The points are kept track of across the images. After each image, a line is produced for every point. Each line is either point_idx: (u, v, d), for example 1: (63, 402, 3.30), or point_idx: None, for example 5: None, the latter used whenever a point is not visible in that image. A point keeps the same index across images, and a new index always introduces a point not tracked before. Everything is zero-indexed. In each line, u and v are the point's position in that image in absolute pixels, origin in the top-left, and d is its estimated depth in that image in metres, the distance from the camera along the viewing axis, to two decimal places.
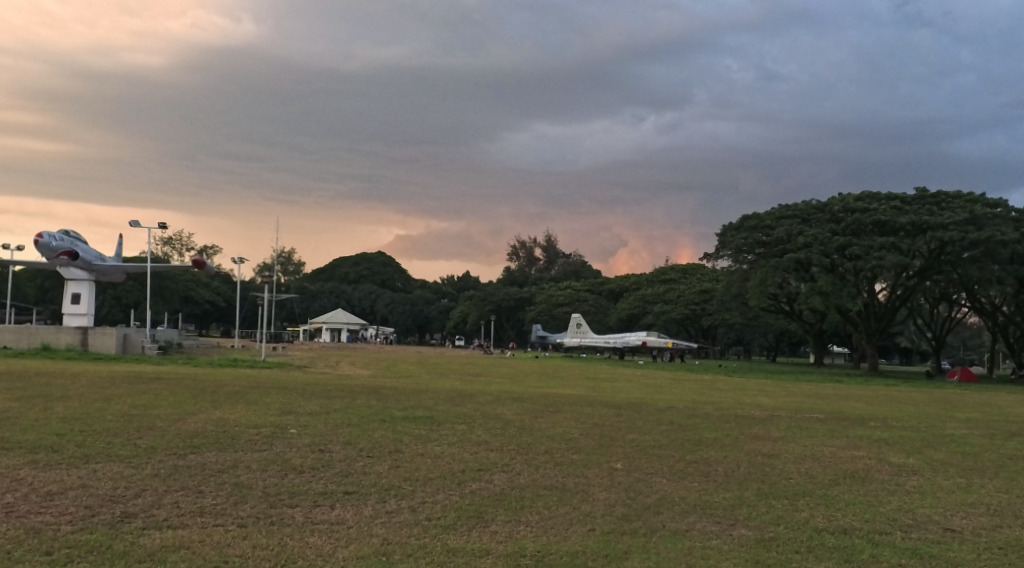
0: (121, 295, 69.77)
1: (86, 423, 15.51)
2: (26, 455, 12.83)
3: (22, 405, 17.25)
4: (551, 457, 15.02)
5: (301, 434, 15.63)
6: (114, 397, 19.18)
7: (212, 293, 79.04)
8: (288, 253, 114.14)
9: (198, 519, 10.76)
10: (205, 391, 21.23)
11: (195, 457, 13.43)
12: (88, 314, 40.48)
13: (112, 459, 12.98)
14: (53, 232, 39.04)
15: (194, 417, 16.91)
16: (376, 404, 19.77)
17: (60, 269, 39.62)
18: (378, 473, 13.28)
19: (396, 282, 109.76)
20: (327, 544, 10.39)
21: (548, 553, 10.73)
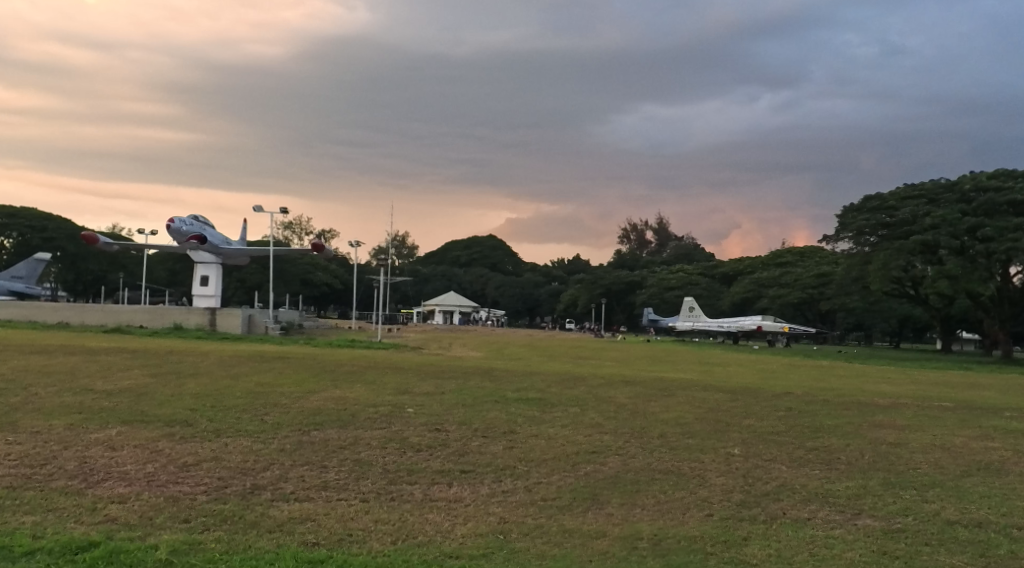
0: (244, 276, 73.16)
1: (216, 399, 16.21)
2: (163, 428, 13.48)
3: (158, 381, 18.16)
4: (666, 441, 14.89)
5: (417, 413, 15.94)
6: (240, 375, 19.98)
7: (330, 276, 81.09)
8: (401, 237, 116.28)
9: (323, 493, 11.11)
10: (326, 370, 21.83)
11: (317, 434, 13.85)
12: (215, 296, 42.14)
13: (241, 434, 13.49)
14: (183, 217, 40.94)
15: (315, 395, 17.43)
16: (490, 386, 19.97)
17: (190, 252, 41.36)
18: (493, 454, 13.42)
19: (507, 265, 110.51)
20: (446, 521, 10.56)
21: (665, 537, 10.66)
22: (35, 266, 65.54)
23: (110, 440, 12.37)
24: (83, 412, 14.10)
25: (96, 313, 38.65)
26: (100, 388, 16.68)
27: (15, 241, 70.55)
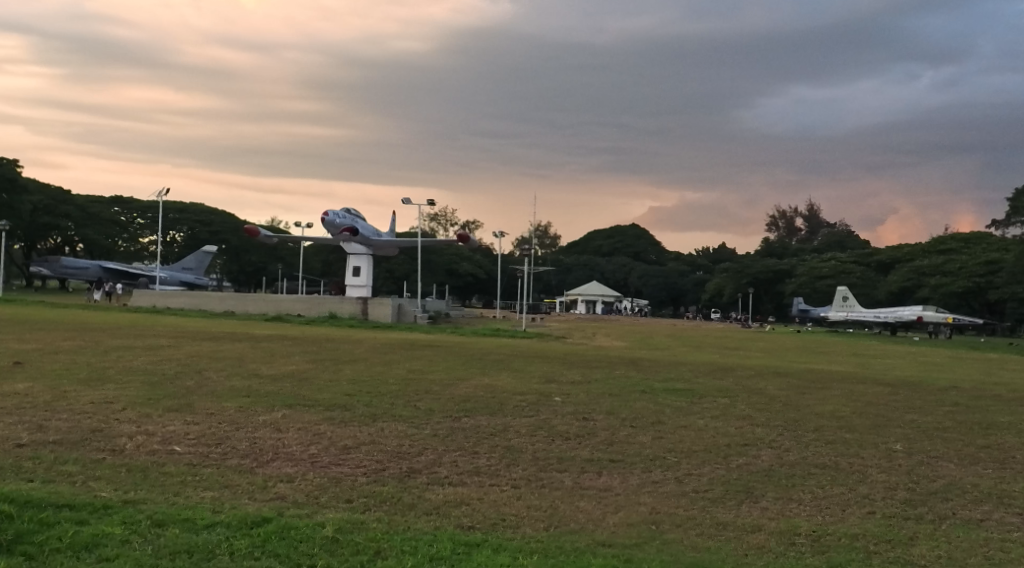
0: (393, 267, 75.34)
1: (372, 385, 16.75)
2: (324, 412, 14.03)
3: (317, 367, 18.91)
4: (822, 435, 14.41)
5: (565, 402, 15.99)
6: (392, 361, 20.59)
7: (475, 266, 82.26)
8: (544, 226, 116.84)
9: (475, 478, 11.25)
10: (473, 358, 22.20)
11: (469, 421, 14.08)
12: (367, 286, 43.43)
13: (396, 419, 13.86)
14: (336, 210, 42.48)
15: (465, 382, 17.75)
16: (637, 376, 19.85)
17: (343, 244, 42.81)
18: (642, 444, 13.32)
19: (651, 254, 109.37)
20: (597, 510, 10.52)
21: (825, 534, 10.31)
22: (202, 257, 69.08)
23: (276, 422, 12.94)
24: (251, 395, 14.81)
25: (258, 302, 40.46)
26: (265, 373, 17.51)
27: (184, 234, 76.01)
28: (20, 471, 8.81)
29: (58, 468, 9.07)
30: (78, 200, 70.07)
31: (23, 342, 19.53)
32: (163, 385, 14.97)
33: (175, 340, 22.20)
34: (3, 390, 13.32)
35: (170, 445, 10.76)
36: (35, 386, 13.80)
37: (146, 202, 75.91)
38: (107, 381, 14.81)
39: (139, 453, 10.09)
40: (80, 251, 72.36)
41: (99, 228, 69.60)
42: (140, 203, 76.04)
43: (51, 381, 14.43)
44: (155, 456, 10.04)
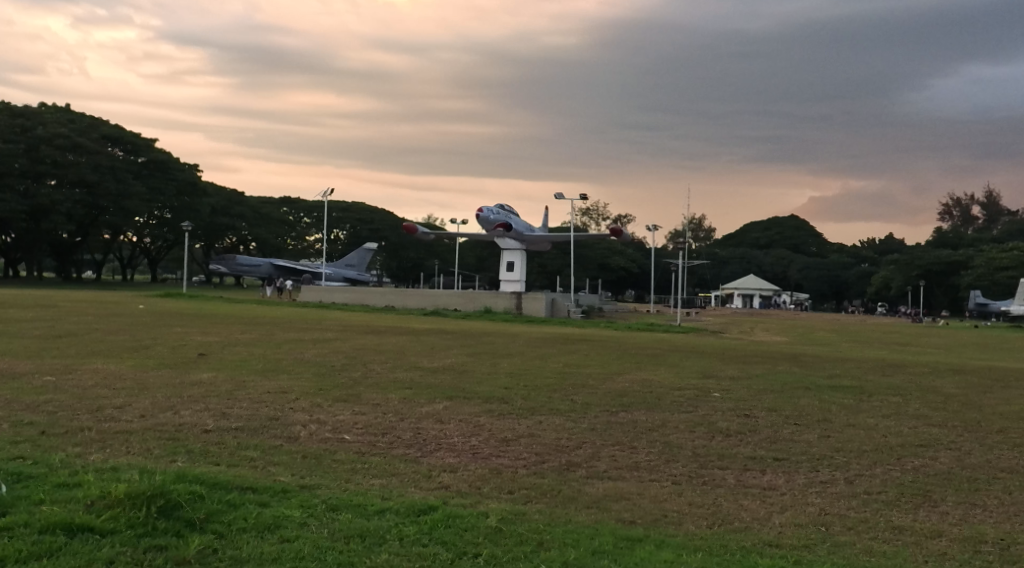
0: (547, 262, 75.86)
1: (529, 379, 16.92)
2: (484, 404, 14.25)
3: (474, 360, 19.26)
4: (1006, 438, 13.55)
5: (725, 398, 15.67)
6: (549, 356, 20.72)
7: (628, 261, 81.71)
8: (699, 219, 114.86)
9: (635, 472, 11.14)
10: (628, 352, 22.08)
11: (626, 415, 14.00)
12: (521, 280, 43.77)
13: (554, 412, 13.93)
14: (490, 206, 43.12)
15: (620, 377, 17.71)
16: (799, 372, 19.24)
17: (497, 240, 43.35)
18: (808, 442, 12.89)
19: (812, 246, 105.72)
20: (762, 509, 10.25)
21: (1014, 543, 9.70)
22: (364, 254, 71.57)
23: (438, 414, 13.24)
24: (413, 387, 15.23)
25: (417, 298, 41.52)
26: (425, 365, 17.98)
27: (346, 232, 78.96)
28: (207, 455, 9.35)
29: (240, 453, 9.59)
30: (251, 201, 73.95)
31: (206, 335, 20.82)
32: (333, 376, 15.63)
33: (342, 333, 23.09)
34: (189, 378, 14.26)
35: (339, 433, 11.21)
36: (217, 375, 14.70)
37: (311, 202, 79.48)
38: (281, 372, 15.59)
39: (311, 441, 10.54)
40: (252, 249, 76.39)
41: (269, 228, 73.24)
42: (306, 204, 79.68)
43: (232, 371, 15.35)
44: (326, 444, 10.48)
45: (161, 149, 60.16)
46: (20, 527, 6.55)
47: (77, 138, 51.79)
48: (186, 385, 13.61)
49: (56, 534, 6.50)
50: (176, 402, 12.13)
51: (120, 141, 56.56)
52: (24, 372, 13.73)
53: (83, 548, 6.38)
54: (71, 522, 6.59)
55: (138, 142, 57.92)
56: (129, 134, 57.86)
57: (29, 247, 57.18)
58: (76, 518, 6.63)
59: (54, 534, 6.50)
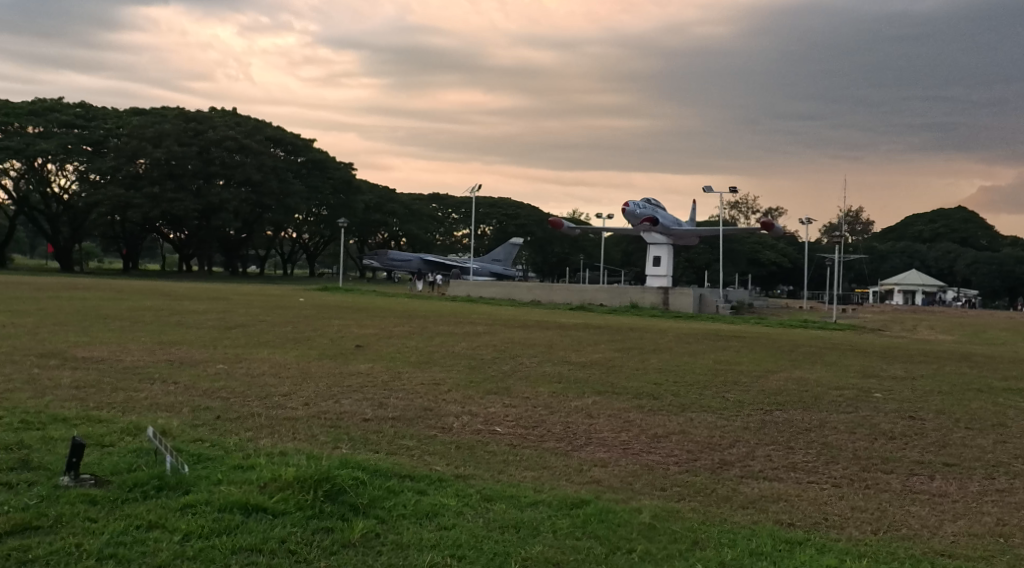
0: (694, 257, 74.65)
1: (679, 375, 16.71)
2: (633, 400, 14.17)
3: (624, 355, 19.15)
4: None
5: (887, 399, 15.02)
6: (699, 352, 20.39)
7: (780, 255, 79.41)
8: (856, 212, 110.41)
9: (792, 474, 10.82)
10: (783, 350, 21.46)
11: (782, 414, 13.64)
12: (667, 275, 43.23)
13: (706, 409, 13.71)
14: (636, 200, 42.85)
15: (775, 374, 17.28)
16: (969, 373, 18.23)
17: (643, 234, 42.98)
18: (981, 448, 12.21)
19: (982, 239, 99.73)
20: (932, 517, 9.78)
21: None
22: (510, 249, 72.24)
23: (588, 408, 13.25)
24: (563, 381, 15.28)
25: (564, 292, 41.67)
26: (574, 359, 18.01)
27: (493, 228, 79.95)
28: (366, 442, 9.68)
29: (398, 442, 9.88)
30: (402, 198, 75.98)
31: (362, 327, 21.57)
32: (483, 369, 15.90)
33: (491, 327, 23.43)
34: (347, 368, 14.81)
35: (491, 425, 11.36)
36: (374, 366, 15.23)
37: (460, 198, 80.79)
38: (435, 364, 15.96)
39: (465, 432, 10.73)
40: (404, 245, 78.49)
41: (420, 224, 75.05)
42: (455, 200, 81.11)
43: (388, 362, 15.85)
44: (479, 435, 10.65)
45: (318, 148, 62.59)
46: (202, 504, 6.90)
47: (243, 140, 54.50)
48: (346, 375, 14.13)
49: (233, 513, 6.81)
50: (337, 390, 12.61)
51: (282, 142, 59.22)
52: (198, 360, 14.59)
53: (259, 527, 6.64)
54: (247, 503, 6.91)
55: (298, 142, 60.45)
56: (290, 135, 60.46)
57: (200, 243, 60.64)
58: (252, 499, 6.95)
59: (232, 513, 6.81)
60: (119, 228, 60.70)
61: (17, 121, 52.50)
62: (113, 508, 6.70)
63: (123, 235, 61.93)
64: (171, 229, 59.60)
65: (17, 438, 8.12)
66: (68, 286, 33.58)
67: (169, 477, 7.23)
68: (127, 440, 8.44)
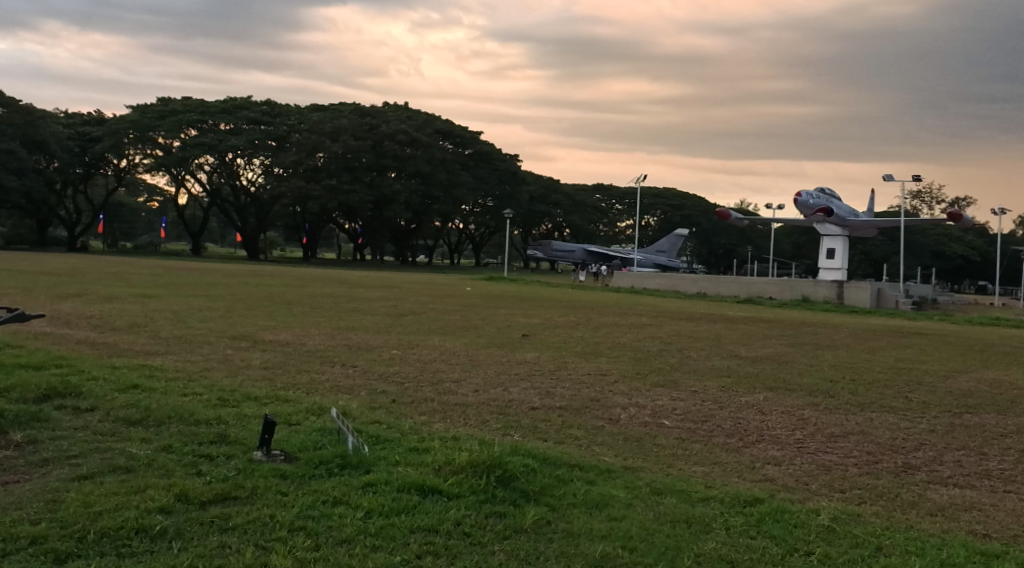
0: (872, 249, 71.39)
1: (857, 372, 16.03)
2: (808, 397, 13.69)
3: (797, 351, 18.56)
4: None
5: None
6: (879, 349, 19.49)
7: (967, 248, 74.76)
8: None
9: (985, 481, 10.18)
10: (972, 348, 20.23)
11: (973, 418, 12.85)
12: (842, 268, 41.27)
13: (887, 410, 13.09)
14: (810, 190, 41.40)
15: (963, 375, 16.30)
16: None
17: (817, 225, 41.51)
18: None
19: None
20: None
21: None
22: (676, 240, 71.13)
23: (760, 404, 12.91)
24: (732, 375, 14.96)
25: (732, 285, 40.71)
26: (743, 354, 17.57)
27: (658, 218, 79.06)
28: (535, 430, 9.78)
29: (565, 431, 9.94)
30: (567, 189, 76.29)
31: (530, 316, 21.83)
32: (650, 361, 15.77)
33: (657, 319, 23.26)
34: (515, 357, 15.01)
35: (659, 418, 11.25)
36: (541, 355, 15.39)
37: (625, 189, 79.92)
38: (602, 355, 15.96)
39: (632, 423, 10.68)
40: (569, 235, 78.89)
41: (584, 215, 75.25)
42: (619, 191, 80.56)
43: (554, 352, 15.99)
44: (646, 428, 10.57)
45: (486, 141, 63.66)
46: (381, 483, 7.15)
47: (414, 133, 56.01)
48: (513, 363, 14.34)
49: (411, 494, 7.02)
50: (505, 378, 12.81)
51: (451, 135, 60.62)
52: (374, 345, 15.14)
53: (434, 509, 6.81)
54: (424, 484, 7.11)
55: (466, 135, 61.72)
56: (458, 128, 61.84)
57: (373, 233, 62.95)
58: (427, 481, 7.15)
59: (409, 494, 7.02)
60: (300, 219, 63.73)
61: (211, 118, 56.17)
62: (302, 483, 7.03)
63: (303, 225, 64.95)
64: (347, 219, 62.06)
65: (215, 414, 8.67)
66: (253, 273, 35.58)
67: (351, 457, 7.55)
68: (312, 419, 8.87)
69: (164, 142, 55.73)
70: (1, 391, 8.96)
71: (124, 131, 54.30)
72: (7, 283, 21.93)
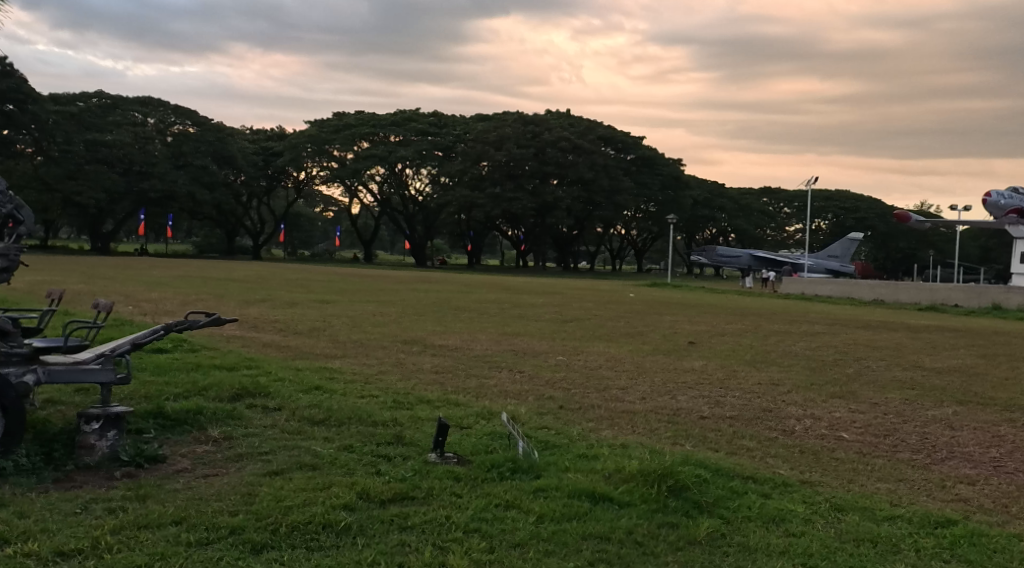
0: None
1: None
2: (1003, 412, 12.81)
3: (987, 362, 17.42)
4: None
5: None
6: None
7: None
8: None
9: None
10: None
11: None
12: None
13: None
14: (1002, 191, 38.93)
15: None
16: None
17: (1009, 228, 38.92)
18: None
19: None
20: None
21: None
22: (848, 245, 67.74)
23: (948, 419, 12.19)
24: (917, 388, 14.19)
25: (912, 292, 38.64)
26: (928, 365, 16.63)
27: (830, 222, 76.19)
28: (706, 440, 9.62)
29: (737, 442, 9.73)
30: (733, 193, 74.76)
31: (695, 324, 21.48)
32: (825, 371, 15.21)
33: (831, 327, 22.40)
34: (683, 365, 14.80)
35: (837, 431, 10.83)
36: (710, 364, 15.09)
37: (794, 192, 77.56)
38: (772, 364, 15.52)
39: (808, 436, 10.34)
40: (735, 240, 77.23)
41: (750, 219, 73.54)
42: (788, 194, 78.23)
43: (723, 360, 15.68)
44: (824, 441, 10.20)
45: (649, 146, 63.15)
46: (552, 489, 7.21)
47: (577, 140, 56.16)
48: (681, 371, 14.17)
49: (583, 500, 7.04)
50: (673, 387, 12.62)
51: (614, 140, 60.49)
52: (541, 350, 15.33)
53: (606, 517, 6.80)
54: (595, 492, 7.13)
55: (628, 140, 61.42)
56: (620, 133, 61.65)
57: (537, 240, 63.55)
58: (598, 489, 7.16)
59: (581, 500, 7.04)
60: (465, 226, 65.08)
61: (381, 131, 58.18)
62: (475, 486, 7.18)
63: (469, 233, 66.34)
64: (511, 226, 62.92)
65: (392, 415, 9.00)
66: (422, 279, 36.59)
67: (521, 461, 7.64)
68: (482, 423, 9.05)
69: (339, 155, 58.30)
70: (199, 390, 9.60)
71: (302, 145, 57.42)
72: (199, 289, 23.43)
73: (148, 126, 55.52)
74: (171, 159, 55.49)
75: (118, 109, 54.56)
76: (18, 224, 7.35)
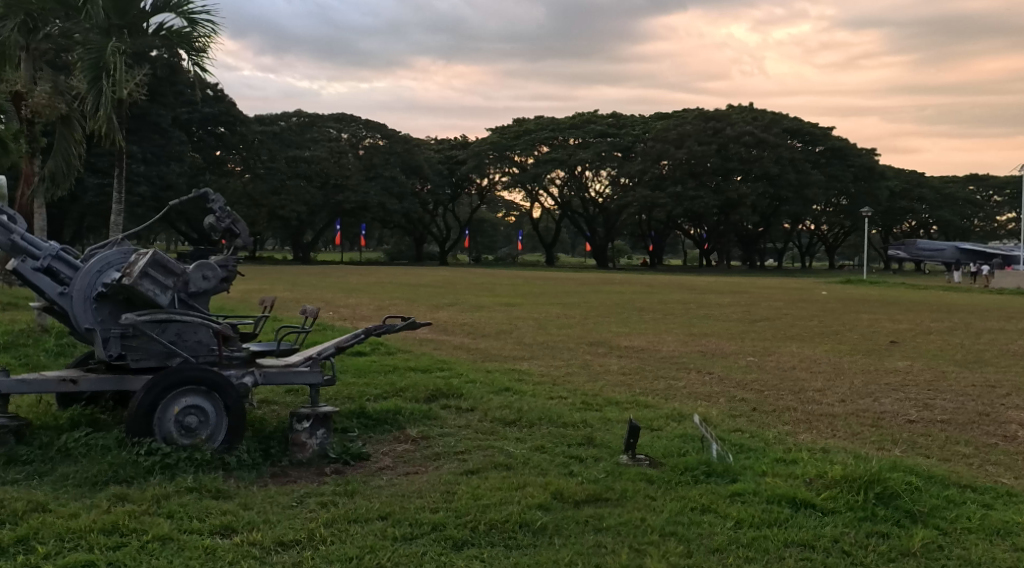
0: None
1: None
2: None
3: None
4: None
5: None
6: None
7: None
8: None
9: None
10: None
11: None
12: None
13: None
14: None
15: None
16: None
17: None
18: None
19: None
20: None
21: None
22: None
23: None
24: None
25: None
26: None
27: None
28: (916, 446, 9.11)
29: (950, 448, 9.16)
30: (934, 183, 70.59)
31: (897, 321, 20.42)
32: None
33: None
34: (884, 365, 14.12)
35: None
36: (914, 364, 14.32)
37: (1003, 178, 72.36)
38: (986, 363, 14.54)
39: None
40: (937, 232, 72.88)
41: (953, 209, 69.21)
42: (997, 180, 73.09)
43: (929, 359, 14.83)
44: None
45: (840, 136, 60.61)
46: (750, 494, 7.03)
47: (762, 134, 54.51)
48: (883, 372, 13.50)
49: (783, 506, 6.84)
50: (875, 388, 12.07)
51: (801, 132, 58.46)
52: (729, 352, 14.97)
53: (809, 523, 6.58)
54: (796, 497, 6.90)
55: (817, 132, 59.15)
56: (808, 125, 59.49)
57: (721, 238, 62.30)
58: (799, 494, 6.93)
59: (780, 505, 6.84)
60: (647, 226, 64.58)
61: (561, 135, 58.69)
62: (669, 488, 7.10)
63: (650, 233, 65.80)
64: (693, 225, 61.92)
65: (582, 416, 9.04)
66: (608, 280, 36.59)
67: (715, 464, 7.51)
68: (673, 425, 8.95)
69: (520, 160, 59.31)
70: (397, 391, 9.99)
71: (485, 152, 58.79)
72: (395, 295, 24.38)
73: (342, 141, 58.34)
74: (363, 171, 57.99)
75: (315, 126, 57.57)
76: (235, 237, 7.90)
